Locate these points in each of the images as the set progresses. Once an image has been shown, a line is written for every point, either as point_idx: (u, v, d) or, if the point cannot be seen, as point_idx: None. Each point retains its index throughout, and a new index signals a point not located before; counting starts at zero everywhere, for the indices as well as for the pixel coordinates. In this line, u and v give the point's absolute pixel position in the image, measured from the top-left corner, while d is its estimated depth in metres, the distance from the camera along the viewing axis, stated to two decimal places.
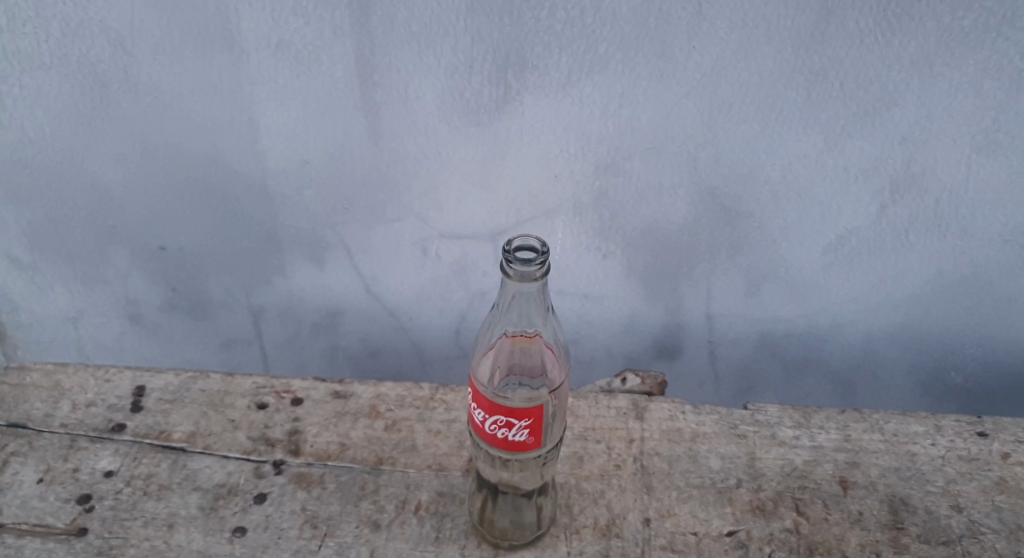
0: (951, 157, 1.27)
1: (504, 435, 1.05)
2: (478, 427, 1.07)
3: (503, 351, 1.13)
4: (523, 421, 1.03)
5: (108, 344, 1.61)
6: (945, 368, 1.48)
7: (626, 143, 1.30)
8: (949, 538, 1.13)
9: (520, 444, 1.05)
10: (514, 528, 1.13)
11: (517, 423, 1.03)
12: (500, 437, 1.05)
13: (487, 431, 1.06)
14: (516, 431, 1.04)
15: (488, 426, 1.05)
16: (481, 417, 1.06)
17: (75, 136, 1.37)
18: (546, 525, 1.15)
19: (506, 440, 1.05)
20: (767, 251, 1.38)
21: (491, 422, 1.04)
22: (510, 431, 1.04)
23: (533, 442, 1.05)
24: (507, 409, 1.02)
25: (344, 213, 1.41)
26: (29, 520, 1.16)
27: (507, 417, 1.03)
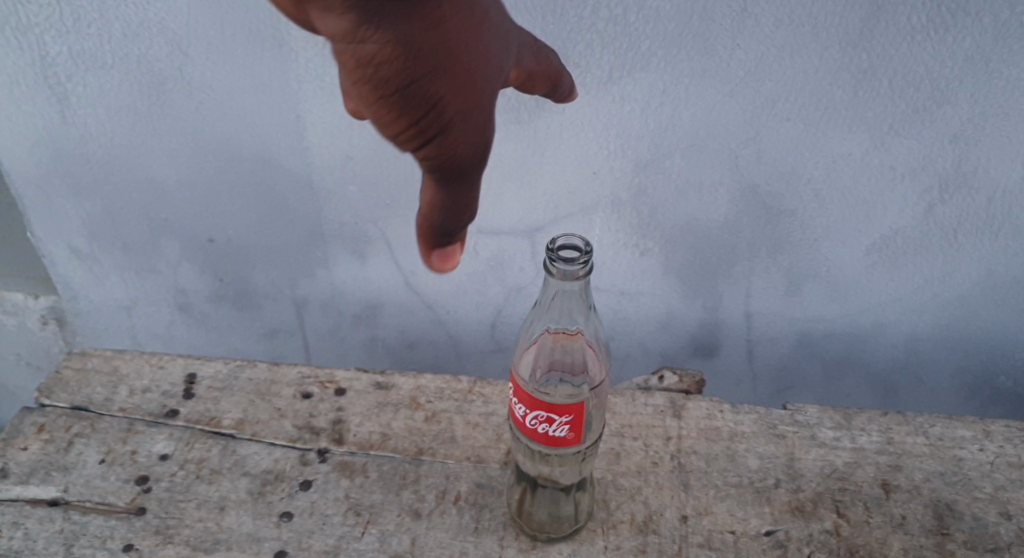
0: (1005, 154, 1.23)
1: (544, 430, 1.06)
2: (519, 422, 1.08)
3: (543, 348, 1.14)
4: (564, 417, 1.04)
5: (159, 332, 1.72)
6: (993, 372, 1.45)
7: (667, 140, 1.29)
8: (995, 545, 1.11)
9: (559, 440, 1.06)
10: (550, 521, 1.15)
11: (558, 418, 1.04)
12: (540, 432, 1.06)
13: (528, 426, 1.07)
14: (557, 426, 1.05)
15: (529, 421, 1.06)
16: (521, 411, 1.07)
17: (133, 131, 1.43)
18: (581, 521, 1.16)
19: (546, 435, 1.06)
20: (810, 250, 1.37)
21: (531, 417, 1.06)
22: (551, 426, 1.05)
23: (572, 438, 1.06)
24: (547, 404, 1.04)
25: (386, 208, 1.45)
26: (92, 499, 1.23)
27: (548, 414, 1.04)
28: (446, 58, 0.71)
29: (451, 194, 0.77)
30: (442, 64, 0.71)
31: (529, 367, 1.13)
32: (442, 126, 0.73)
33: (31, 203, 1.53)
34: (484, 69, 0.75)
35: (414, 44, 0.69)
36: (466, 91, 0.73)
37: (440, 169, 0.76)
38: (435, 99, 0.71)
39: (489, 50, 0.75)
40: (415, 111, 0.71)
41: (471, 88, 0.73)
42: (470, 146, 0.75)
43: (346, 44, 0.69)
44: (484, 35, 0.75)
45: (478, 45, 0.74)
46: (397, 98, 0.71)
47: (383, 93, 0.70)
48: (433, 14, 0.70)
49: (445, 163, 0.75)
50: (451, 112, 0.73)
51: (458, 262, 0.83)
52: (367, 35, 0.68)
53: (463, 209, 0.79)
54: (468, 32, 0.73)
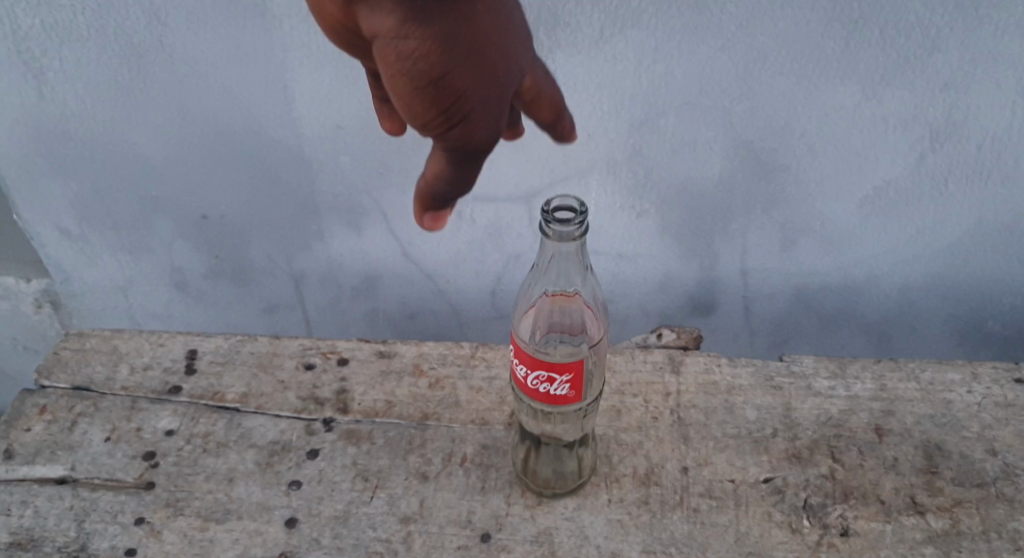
0: (995, 101, 1.25)
1: (545, 390, 1.08)
2: (521, 383, 1.10)
3: (544, 310, 1.17)
4: (564, 375, 1.06)
5: (157, 311, 1.73)
6: (983, 316, 1.49)
7: (660, 99, 1.31)
8: (983, 481, 1.16)
9: (561, 398, 1.08)
10: (557, 476, 1.19)
11: (559, 377, 1.06)
12: (542, 391, 1.08)
13: (529, 386, 1.09)
14: (557, 385, 1.07)
15: (530, 381, 1.09)
16: (522, 372, 1.09)
17: (116, 108, 1.42)
18: (586, 473, 1.19)
19: (547, 394, 1.08)
20: (803, 205, 1.39)
21: (532, 377, 1.08)
22: (552, 385, 1.07)
23: (574, 395, 1.08)
24: (548, 363, 1.06)
25: (379, 178, 1.46)
26: (100, 475, 1.24)
27: (549, 373, 1.06)
28: (476, 52, 0.74)
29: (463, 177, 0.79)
30: (472, 58, 0.74)
31: (529, 329, 1.16)
32: (465, 114, 0.75)
33: (16, 184, 1.53)
34: (508, 67, 0.77)
35: (450, 36, 0.73)
36: (491, 84, 0.75)
37: (457, 152, 0.77)
38: (461, 90, 0.74)
39: (514, 52, 0.78)
40: (442, 100, 0.73)
41: (496, 82, 0.76)
42: (490, 136, 0.77)
43: (389, 38, 0.73)
44: (510, 37, 0.78)
45: (504, 45, 0.77)
46: (428, 85, 0.73)
47: (416, 81, 0.73)
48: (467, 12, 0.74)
49: (463, 150, 0.77)
50: (474, 101, 0.75)
51: (445, 226, 0.85)
52: (408, 29, 0.72)
53: (468, 190, 0.81)
54: (497, 31, 0.76)
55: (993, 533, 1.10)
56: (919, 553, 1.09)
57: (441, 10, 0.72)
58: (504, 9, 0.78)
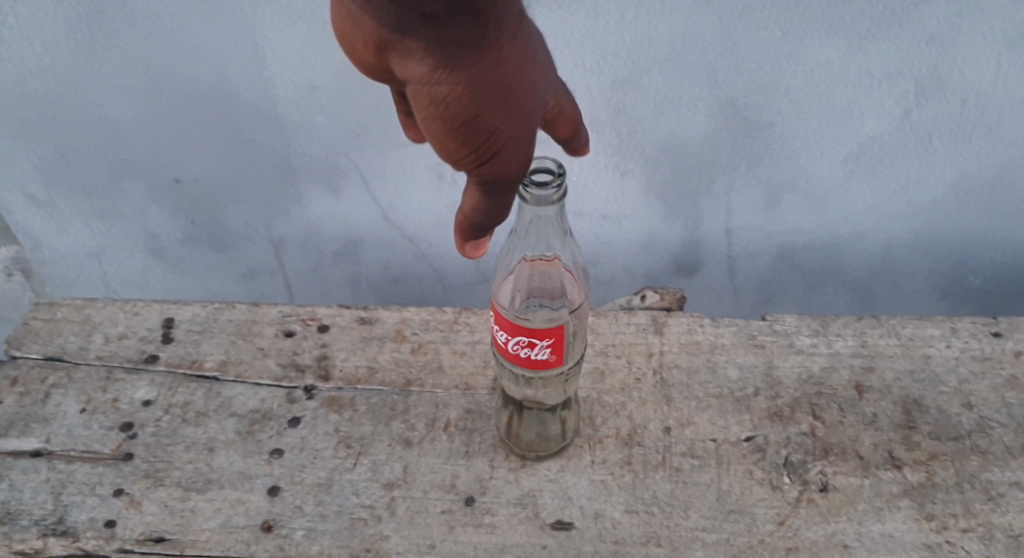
0: (979, 54, 1.24)
1: (527, 355, 1.07)
2: (502, 348, 1.09)
3: (522, 274, 1.15)
4: (545, 340, 1.05)
5: (134, 279, 1.69)
6: (963, 272, 1.50)
7: (644, 55, 1.28)
8: (959, 434, 1.17)
9: (542, 362, 1.08)
10: (540, 440, 1.18)
11: (540, 342, 1.05)
12: (523, 356, 1.08)
13: (511, 351, 1.08)
14: (539, 349, 1.06)
15: (511, 347, 1.08)
16: (502, 337, 1.08)
17: (78, 67, 1.38)
18: (569, 436, 1.19)
19: (529, 358, 1.08)
20: (788, 162, 1.38)
21: (513, 342, 1.07)
22: (532, 349, 1.07)
23: (554, 360, 1.08)
24: (528, 329, 1.05)
25: (356, 139, 1.42)
26: (77, 448, 1.23)
27: (530, 339, 1.05)
28: (502, 94, 0.80)
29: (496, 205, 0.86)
30: (499, 101, 0.80)
31: (508, 294, 1.14)
32: (493, 150, 0.82)
33: None
34: (533, 103, 0.83)
35: (478, 81, 0.80)
36: (518, 121, 0.82)
37: (488, 183, 0.84)
38: (489, 130, 0.81)
39: (538, 86, 0.84)
40: (474, 138, 0.81)
41: (522, 119, 0.82)
42: (518, 168, 0.84)
43: (423, 85, 0.81)
44: (535, 73, 0.83)
45: (528, 82, 0.82)
46: (460, 127, 0.81)
47: (449, 123, 0.81)
48: (491, 57, 0.80)
49: (494, 182, 0.84)
50: (504, 138, 0.81)
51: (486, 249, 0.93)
52: (440, 77, 0.80)
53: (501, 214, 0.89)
54: (521, 69, 0.81)
55: (968, 485, 1.12)
56: (896, 506, 1.11)
57: (468, 58, 0.79)
58: (529, 46, 0.83)
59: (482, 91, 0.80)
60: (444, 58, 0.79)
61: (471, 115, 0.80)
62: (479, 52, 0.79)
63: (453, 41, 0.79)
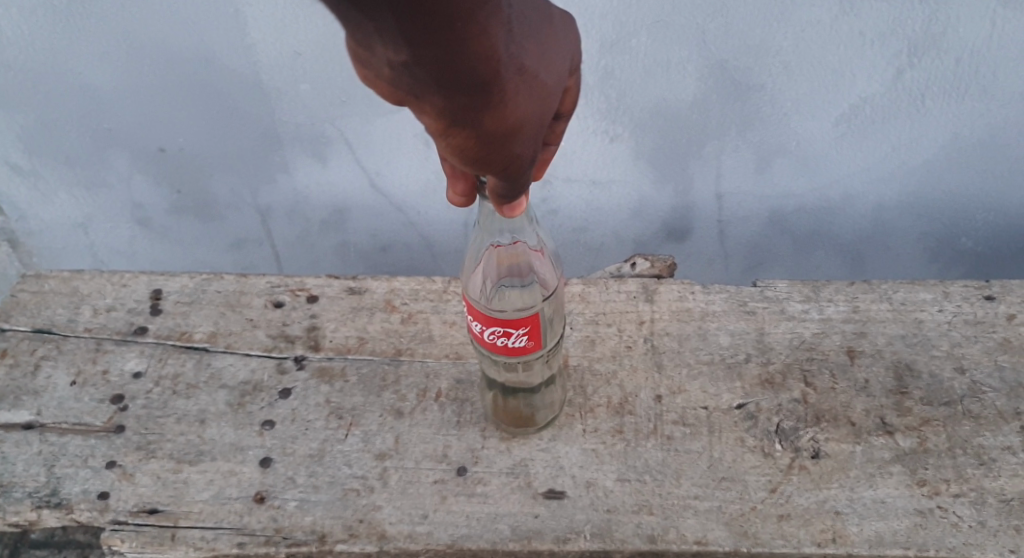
0: (973, 13, 1.22)
1: (504, 343, 1.05)
2: (477, 337, 1.06)
3: (489, 262, 1.16)
4: (521, 329, 1.03)
5: (121, 249, 1.68)
6: (955, 234, 1.49)
7: (632, 18, 1.26)
8: (951, 399, 1.17)
9: (521, 350, 1.05)
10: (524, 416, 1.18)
11: (516, 331, 1.03)
12: (500, 345, 1.05)
13: (487, 341, 1.05)
14: (516, 338, 1.04)
15: (487, 336, 1.05)
16: (477, 328, 1.05)
17: (57, 34, 1.35)
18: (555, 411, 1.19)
19: (506, 347, 1.05)
20: (778, 125, 1.36)
21: (488, 333, 1.04)
22: (509, 339, 1.04)
23: (532, 345, 1.06)
24: (503, 319, 1.02)
25: (342, 106, 1.40)
26: (68, 420, 1.22)
27: (507, 328, 1.02)
28: (520, 132, 0.74)
29: (518, 198, 0.81)
30: (516, 141, 0.74)
31: (477, 283, 1.16)
32: (510, 171, 0.76)
33: None
34: (546, 120, 0.76)
35: (493, 131, 0.72)
36: (534, 146, 0.76)
37: (508, 190, 0.79)
38: (508, 156, 0.75)
39: (549, 104, 0.76)
40: (494, 171, 0.76)
41: (536, 143, 0.76)
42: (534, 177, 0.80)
43: (437, 135, 0.73)
44: (542, 84, 0.74)
45: (541, 108, 0.75)
46: (481, 167, 0.76)
47: (465, 158, 0.74)
48: (504, 108, 0.71)
49: (515, 188, 0.79)
50: (523, 165, 0.77)
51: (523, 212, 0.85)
52: (454, 131, 0.72)
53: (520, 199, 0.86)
54: (530, 94, 0.73)
55: (959, 450, 1.12)
56: (888, 472, 1.11)
57: (481, 113, 0.71)
58: (535, 74, 0.73)
59: (500, 142, 0.73)
60: (457, 118, 0.71)
61: (490, 159, 0.75)
62: (491, 106, 0.70)
63: (464, 107, 0.70)
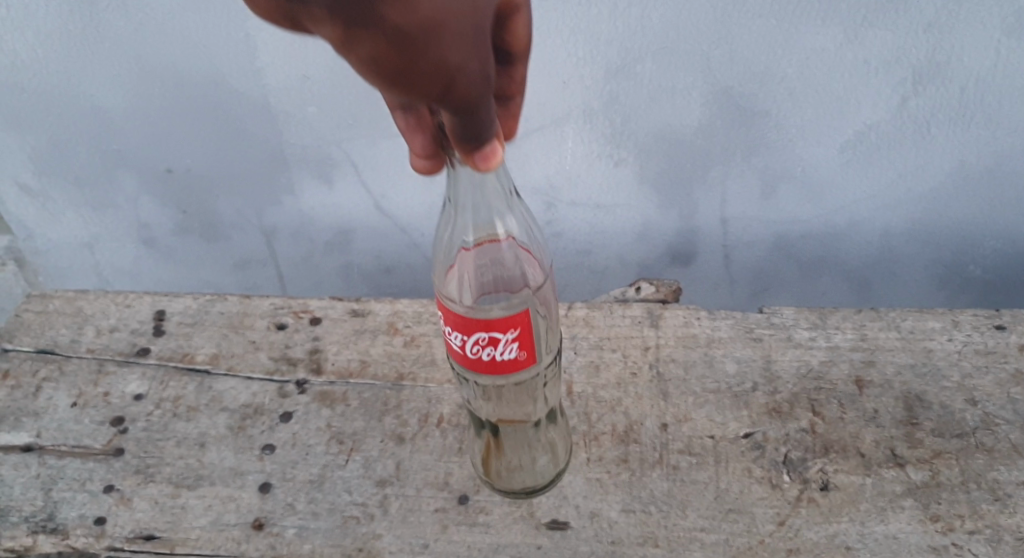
0: (978, 42, 1.21)
1: (490, 356, 0.99)
2: (460, 356, 1.01)
3: (466, 264, 1.10)
4: (511, 333, 0.98)
5: (126, 269, 1.67)
6: (963, 261, 1.48)
7: (638, 44, 1.26)
8: (963, 431, 1.15)
9: (510, 362, 1.00)
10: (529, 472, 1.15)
11: (505, 336, 0.98)
12: (486, 358, 1.00)
13: (471, 356, 1.00)
14: (505, 346, 0.99)
15: (471, 350, 0.99)
16: (458, 340, 1.00)
17: (70, 57, 1.36)
18: (566, 459, 1.15)
19: (493, 360, 1.00)
20: (784, 151, 1.35)
21: (471, 343, 0.99)
22: (496, 348, 0.99)
23: (524, 357, 1.01)
24: (490, 324, 0.97)
25: (348, 129, 1.40)
26: (67, 442, 1.21)
27: (494, 335, 0.98)
28: (441, 27, 0.59)
29: (477, 123, 0.66)
30: (437, 39, 0.59)
31: (456, 289, 1.09)
32: (449, 84, 0.62)
33: None
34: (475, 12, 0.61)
35: (401, 26, 0.58)
36: (468, 46, 0.61)
37: (459, 113, 0.65)
38: (435, 64, 0.60)
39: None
40: (426, 86, 0.61)
41: (470, 43, 0.62)
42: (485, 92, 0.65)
43: (341, 49, 0.59)
44: None
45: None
46: (408, 82, 0.61)
47: (382, 74, 0.60)
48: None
49: (461, 107, 0.64)
50: (464, 74, 0.62)
51: (500, 161, 0.71)
52: (356, 36, 0.58)
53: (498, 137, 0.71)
54: None
55: (973, 484, 1.10)
56: (900, 506, 1.09)
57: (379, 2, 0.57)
58: None
59: (414, 40, 0.59)
60: (354, 15, 0.57)
61: (411, 69, 0.60)
62: None
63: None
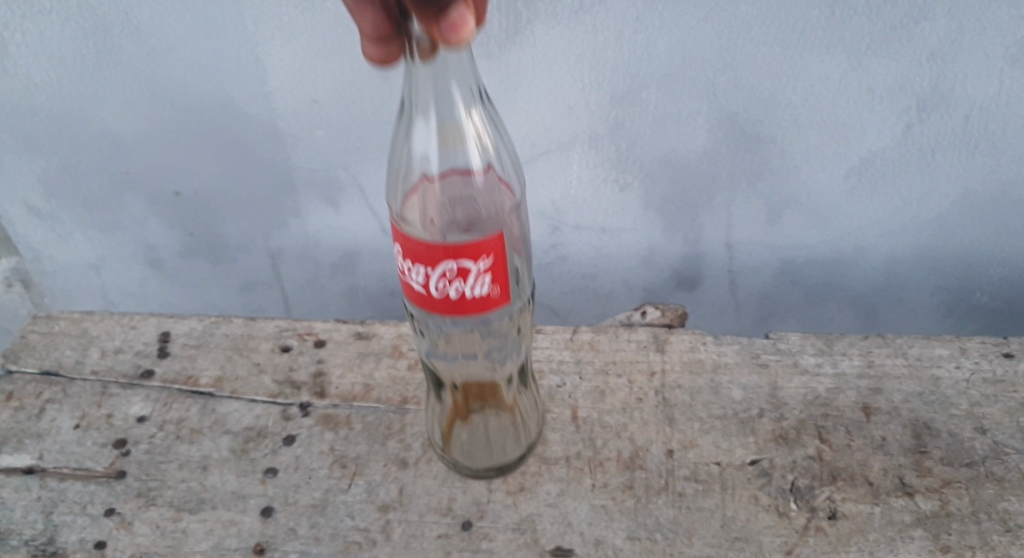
0: (981, 70, 1.21)
1: (461, 290, 0.98)
2: (427, 295, 0.99)
3: (432, 194, 1.11)
4: (483, 263, 0.97)
5: (131, 290, 1.68)
6: (969, 288, 1.47)
7: (644, 70, 1.26)
8: (973, 460, 1.14)
9: (482, 297, 0.99)
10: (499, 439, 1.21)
11: (476, 266, 0.97)
12: (456, 293, 0.98)
13: (439, 293, 0.98)
14: (476, 278, 0.98)
15: (439, 286, 0.98)
16: (423, 275, 0.98)
17: (81, 82, 1.37)
18: (537, 432, 1.20)
19: (463, 295, 0.98)
20: (789, 178, 1.36)
21: (439, 277, 0.97)
22: (467, 282, 0.98)
23: (496, 293, 1.00)
24: (461, 254, 0.96)
25: (356, 153, 1.40)
26: (69, 464, 1.20)
27: (464, 267, 0.97)
28: None
29: None
30: None
31: (417, 215, 1.10)
32: None
33: None
34: None
35: None
36: None
37: None
38: None
39: None
40: None
41: None
42: None
43: None
44: None
45: None
46: None
47: None
48: None
49: None
50: None
51: (470, 34, 0.79)
52: None
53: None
54: None
55: (983, 514, 1.08)
56: (909, 536, 1.07)
57: None
58: None
59: None
60: None
61: None
62: None
63: None
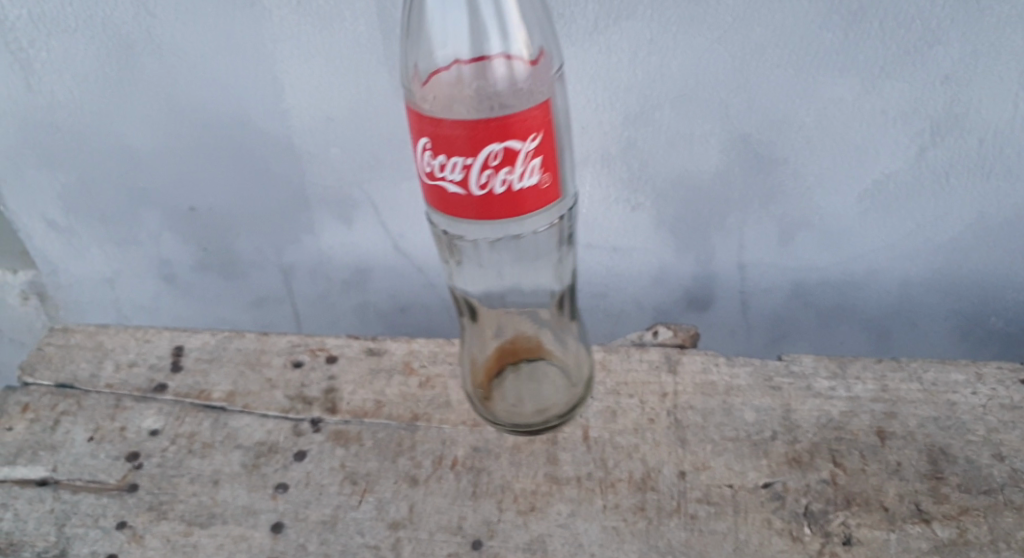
0: (996, 95, 1.21)
1: (511, 179, 1.02)
2: (475, 193, 1.03)
3: (461, 80, 1.15)
4: (530, 146, 1.01)
5: (145, 304, 1.69)
6: (985, 313, 1.46)
7: (657, 91, 1.26)
8: (990, 487, 1.12)
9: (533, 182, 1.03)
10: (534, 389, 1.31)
11: (524, 150, 1.01)
12: (507, 182, 1.02)
13: (487, 187, 1.02)
14: (525, 162, 1.01)
15: (487, 179, 1.01)
16: (467, 173, 1.01)
17: (103, 99, 1.39)
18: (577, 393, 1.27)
19: (513, 183, 1.02)
20: (802, 200, 1.35)
21: (487, 169, 1.00)
22: (514, 169, 1.01)
23: (546, 179, 1.04)
24: (508, 139, 1.00)
25: (370, 171, 1.41)
26: (82, 477, 1.21)
27: (511, 150, 1.00)
28: None
29: None
30: None
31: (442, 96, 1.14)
32: None
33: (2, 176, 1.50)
34: None
35: None
36: None
37: None
38: None
39: None
40: None
41: None
42: None
43: None
44: None
45: None
46: None
47: None
48: None
49: None
50: None
51: None
52: None
53: None
54: None
55: (1002, 543, 1.07)
56: None
57: None
58: None
59: None
60: None
61: None
62: None
63: None
